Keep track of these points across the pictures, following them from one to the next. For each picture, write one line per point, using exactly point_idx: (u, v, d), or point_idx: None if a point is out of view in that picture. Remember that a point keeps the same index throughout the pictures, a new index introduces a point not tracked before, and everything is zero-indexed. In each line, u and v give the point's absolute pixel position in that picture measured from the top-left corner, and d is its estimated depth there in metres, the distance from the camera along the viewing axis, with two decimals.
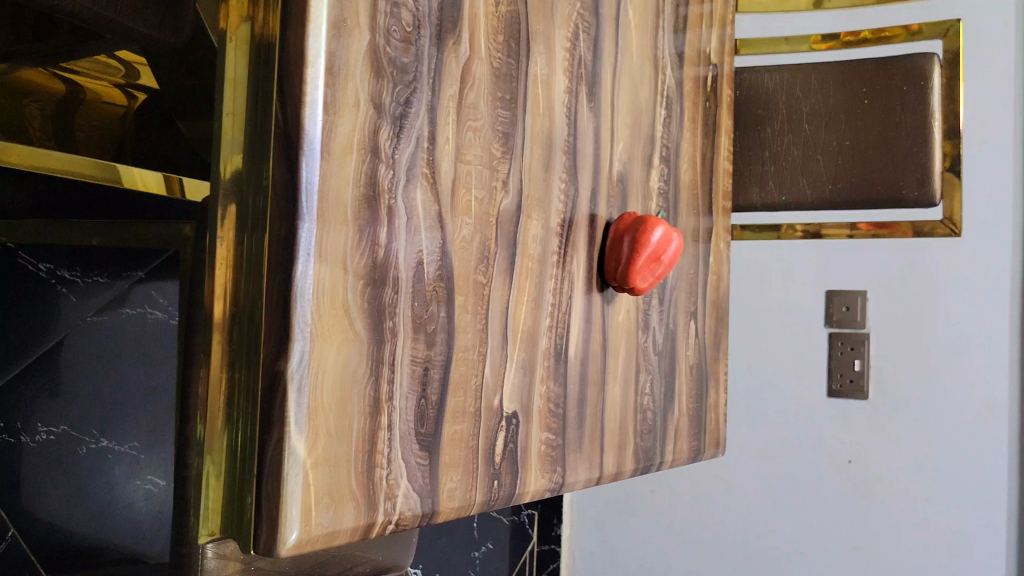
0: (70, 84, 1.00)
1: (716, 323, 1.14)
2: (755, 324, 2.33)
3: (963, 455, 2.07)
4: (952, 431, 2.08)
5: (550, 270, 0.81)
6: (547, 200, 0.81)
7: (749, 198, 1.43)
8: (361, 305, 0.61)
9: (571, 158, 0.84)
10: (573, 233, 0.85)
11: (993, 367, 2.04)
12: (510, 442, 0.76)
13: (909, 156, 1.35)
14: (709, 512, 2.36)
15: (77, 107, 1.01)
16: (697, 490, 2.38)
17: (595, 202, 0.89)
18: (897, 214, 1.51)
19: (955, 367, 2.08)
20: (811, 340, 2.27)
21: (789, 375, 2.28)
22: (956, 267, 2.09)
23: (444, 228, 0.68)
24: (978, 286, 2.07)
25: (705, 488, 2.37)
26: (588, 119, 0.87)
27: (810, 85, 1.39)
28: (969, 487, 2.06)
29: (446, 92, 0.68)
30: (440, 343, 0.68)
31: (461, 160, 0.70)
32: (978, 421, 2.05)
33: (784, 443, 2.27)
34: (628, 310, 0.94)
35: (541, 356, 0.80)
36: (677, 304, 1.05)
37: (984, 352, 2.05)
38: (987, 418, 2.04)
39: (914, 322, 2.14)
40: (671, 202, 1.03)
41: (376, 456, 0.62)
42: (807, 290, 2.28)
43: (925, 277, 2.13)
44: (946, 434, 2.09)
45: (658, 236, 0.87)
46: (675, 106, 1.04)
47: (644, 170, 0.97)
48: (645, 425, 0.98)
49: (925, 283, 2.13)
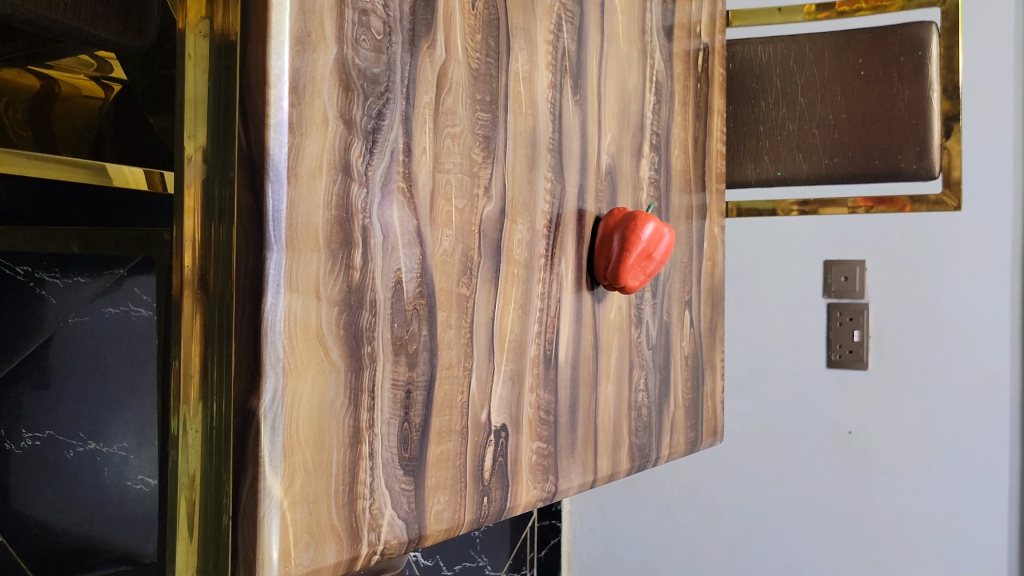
0: (45, 80, 0.88)
1: (711, 311, 1.12)
2: (752, 294, 2.30)
3: (964, 425, 2.05)
4: (953, 401, 2.06)
5: (537, 274, 0.79)
6: (532, 201, 0.78)
7: (744, 174, 1.40)
8: (336, 332, 0.58)
9: (556, 155, 0.81)
10: (560, 234, 0.82)
11: (994, 336, 2.01)
12: (499, 456, 0.74)
13: (907, 129, 1.31)
14: (709, 484, 2.36)
15: (53, 104, 0.88)
16: (696, 463, 2.38)
17: (583, 199, 0.86)
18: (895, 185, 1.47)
19: (955, 336, 2.06)
20: (809, 309, 2.24)
21: (788, 347, 2.26)
22: (955, 236, 2.06)
23: (423, 243, 0.66)
24: (980, 254, 2.03)
25: (704, 461, 2.37)
26: (574, 112, 0.84)
27: (804, 57, 1.36)
28: (970, 455, 2.04)
29: (422, 99, 0.65)
30: (422, 363, 0.65)
31: (439, 169, 0.67)
32: (978, 391, 2.03)
33: (783, 412, 2.26)
34: (621, 306, 0.92)
35: (530, 364, 0.78)
36: (671, 295, 1.02)
37: (985, 321, 2.02)
38: (987, 387, 2.02)
39: (914, 291, 2.11)
40: (663, 190, 1.00)
41: (358, 486, 0.60)
42: (805, 259, 2.25)
43: (927, 245, 2.09)
44: (947, 403, 2.07)
45: (649, 231, 0.85)
46: (664, 90, 1.01)
47: (633, 160, 0.94)
48: (640, 422, 0.96)
49: (924, 253, 2.10)
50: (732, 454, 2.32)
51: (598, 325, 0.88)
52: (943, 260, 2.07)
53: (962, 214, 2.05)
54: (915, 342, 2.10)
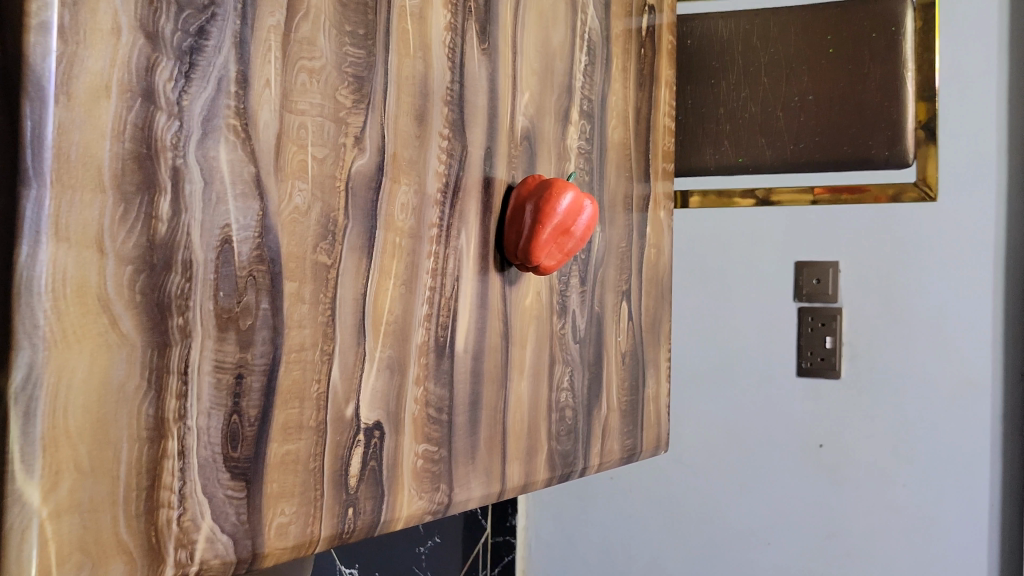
0: None
1: (655, 303, 1.00)
2: (713, 293, 1.92)
3: (942, 440, 1.72)
4: (935, 412, 1.73)
5: (427, 246, 0.67)
6: (422, 160, 0.66)
7: (703, 160, 1.28)
8: (129, 297, 0.46)
9: (455, 109, 0.70)
10: (460, 202, 0.70)
11: (979, 337, 1.69)
12: (371, 460, 0.62)
13: (880, 111, 1.23)
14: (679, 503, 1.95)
15: None
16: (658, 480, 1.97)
17: (492, 164, 0.74)
18: (856, 176, 1.39)
19: (949, 338, 1.71)
20: (778, 311, 1.87)
21: (749, 353, 1.89)
22: (947, 221, 1.71)
23: (264, 196, 0.54)
24: (966, 244, 1.70)
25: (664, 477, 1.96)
26: (481, 63, 0.73)
27: (769, 33, 1.25)
28: (958, 473, 1.71)
29: (265, 22, 0.53)
30: (260, 343, 0.54)
31: (289, 108, 0.55)
32: (956, 402, 1.71)
33: (748, 424, 1.88)
34: (539, 291, 0.80)
35: (416, 352, 0.66)
36: (605, 283, 0.90)
37: (974, 321, 1.69)
38: (966, 396, 1.70)
39: (888, 288, 1.77)
40: (596, 164, 0.89)
41: (160, 493, 0.48)
42: (771, 257, 1.88)
43: (907, 237, 1.75)
44: (928, 415, 1.73)
45: (567, 202, 0.74)
46: (599, 51, 0.89)
47: (557, 126, 0.83)
48: (563, 425, 0.84)
49: (905, 244, 1.75)
50: (689, 462, 1.94)
51: (510, 312, 0.76)
52: (924, 250, 1.73)
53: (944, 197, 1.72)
54: (890, 348, 1.76)
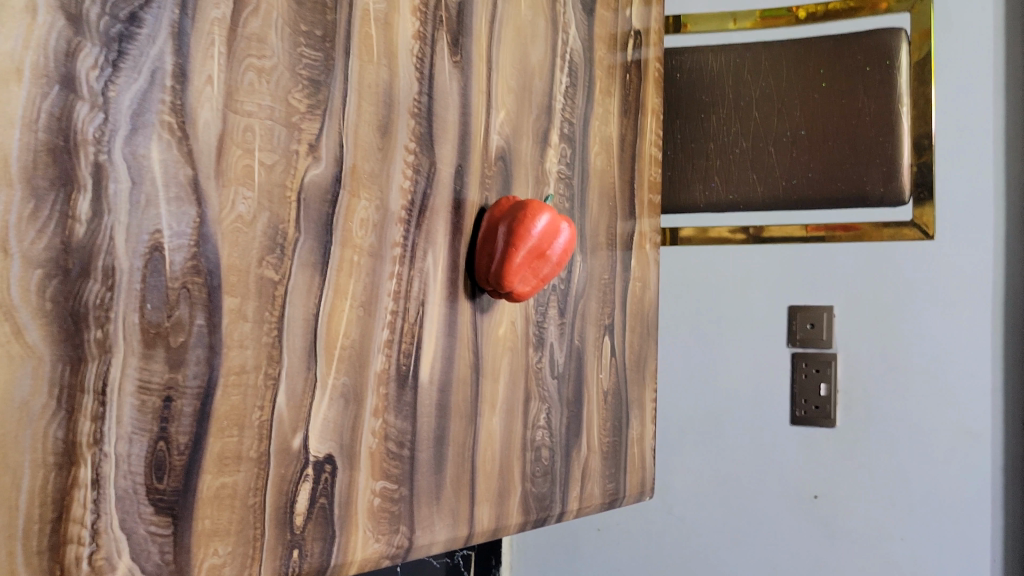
0: None
1: (639, 340, 0.95)
2: (698, 329, 1.71)
3: (939, 492, 1.51)
4: (929, 459, 1.52)
5: (389, 266, 0.62)
6: (385, 173, 0.62)
7: (691, 196, 1.24)
8: (38, 304, 0.41)
9: (423, 122, 0.65)
10: (426, 222, 0.66)
11: (980, 379, 1.48)
12: (321, 497, 0.56)
13: (873, 147, 1.18)
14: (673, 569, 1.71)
15: None
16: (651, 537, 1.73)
17: (464, 183, 0.70)
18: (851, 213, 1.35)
19: (947, 378, 1.50)
20: (771, 353, 1.65)
21: (736, 398, 1.67)
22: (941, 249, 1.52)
23: (203, 202, 0.49)
24: (963, 276, 1.50)
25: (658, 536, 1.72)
26: (452, 76, 0.68)
27: (760, 66, 1.22)
28: (959, 529, 1.50)
29: (208, 14, 0.49)
30: (194, 363, 0.48)
31: (233, 108, 0.51)
32: (953, 453, 1.50)
33: (741, 480, 1.66)
34: (514, 321, 0.75)
35: (375, 381, 0.61)
36: (586, 317, 0.86)
37: (973, 360, 1.49)
38: (965, 446, 1.49)
39: (882, 326, 1.56)
40: (576, 190, 0.84)
41: (68, 526, 0.43)
42: (761, 296, 1.67)
43: (903, 271, 1.55)
44: (922, 461, 1.52)
45: (543, 224, 0.69)
46: (581, 74, 0.86)
47: (535, 148, 0.78)
48: (538, 466, 0.78)
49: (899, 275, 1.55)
50: (676, 509, 1.71)
51: (482, 342, 0.71)
52: (918, 284, 1.53)
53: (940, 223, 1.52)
54: (886, 393, 1.55)
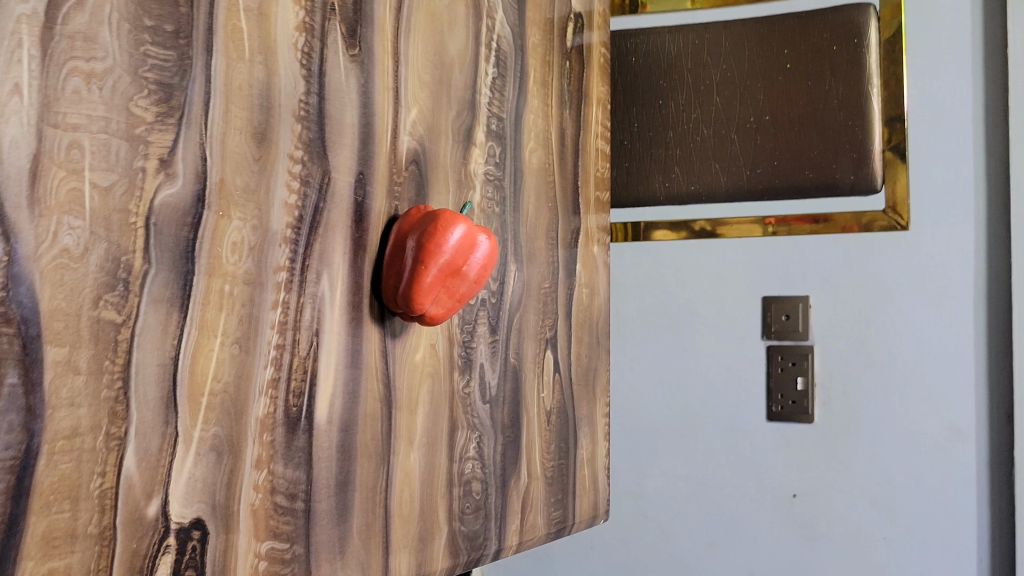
0: None
1: (588, 352, 0.88)
2: (666, 320, 1.51)
3: (923, 495, 1.34)
4: (915, 459, 1.35)
5: (272, 294, 0.54)
6: (264, 188, 0.53)
7: None
8: None
9: (311, 126, 0.57)
10: (320, 239, 0.57)
11: (966, 370, 1.32)
12: (187, 569, 0.48)
13: (844, 131, 1.28)
14: None
15: None
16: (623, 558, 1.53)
17: (368, 193, 0.61)
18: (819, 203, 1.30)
19: (934, 367, 1.33)
20: (743, 345, 1.45)
21: (710, 397, 1.47)
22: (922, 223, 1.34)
23: (13, 237, 0.41)
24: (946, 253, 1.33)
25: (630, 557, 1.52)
26: (349, 73, 0.60)
27: None
28: (948, 536, 1.33)
29: (13, 9, 0.41)
30: (5, 431, 0.40)
31: (52, 121, 0.43)
32: (941, 452, 1.33)
33: (714, 490, 1.47)
34: (435, 344, 0.67)
35: (258, 428, 0.53)
36: (524, 333, 0.78)
37: (958, 351, 1.32)
38: (953, 444, 1.33)
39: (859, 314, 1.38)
40: (508, 192, 0.76)
41: None
42: (735, 284, 1.46)
43: (883, 255, 1.36)
44: (907, 462, 1.35)
45: (458, 237, 0.61)
46: (511, 63, 0.77)
47: (456, 148, 0.70)
48: (468, 502, 0.70)
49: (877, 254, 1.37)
50: (650, 513, 1.51)
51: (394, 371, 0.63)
52: (897, 267, 1.35)
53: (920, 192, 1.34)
54: (867, 390, 1.37)
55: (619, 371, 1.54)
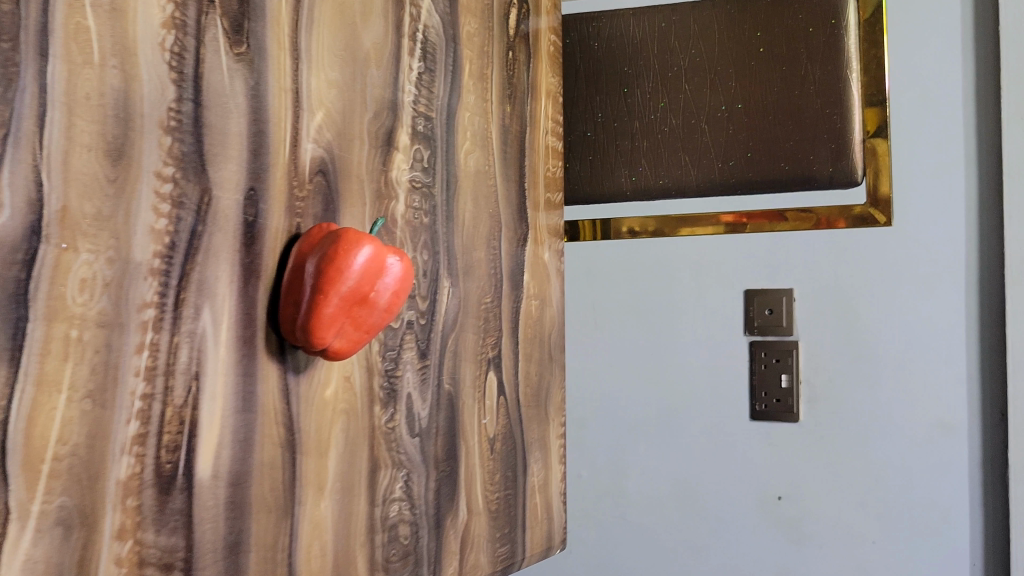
0: None
1: (538, 369, 0.80)
2: (634, 294, 1.24)
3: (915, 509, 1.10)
4: (911, 470, 1.10)
5: (136, 336, 0.47)
6: (122, 214, 0.46)
7: (618, 182, 1.23)
8: None
9: (184, 137, 0.49)
10: (198, 267, 0.50)
11: (958, 351, 1.08)
12: None
13: (821, 120, 1.14)
14: None
15: None
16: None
17: (262, 211, 0.54)
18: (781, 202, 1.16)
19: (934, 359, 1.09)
20: (726, 319, 1.19)
21: (687, 386, 1.21)
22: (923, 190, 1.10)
23: None
24: (949, 224, 1.09)
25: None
26: (235, 75, 0.52)
27: (688, 32, 1.19)
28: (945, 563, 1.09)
29: None
30: None
31: None
32: (940, 462, 1.09)
33: (679, 511, 1.21)
34: (351, 377, 0.60)
35: (120, 494, 0.45)
36: (461, 355, 0.70)
37: (952, 329, 1.08)
38: (955, 453, 1.08)
39: (848, 298, 1.13)
40: (439, 201, 0.69)
41: None
42: (707, 255, 1.19)
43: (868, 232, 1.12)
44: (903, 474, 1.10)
45: (362, 262, 0.53)
46: (441, 55, 0.69)
47: (373, 154, 0.62)
48: (395, 549, 0.63)
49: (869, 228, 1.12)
50: (631, 517, 1.24)
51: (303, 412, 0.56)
52: (893, 244, 1.11)
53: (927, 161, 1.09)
54: (853, 383, 1.13)
55: (582, 359, 1.27)
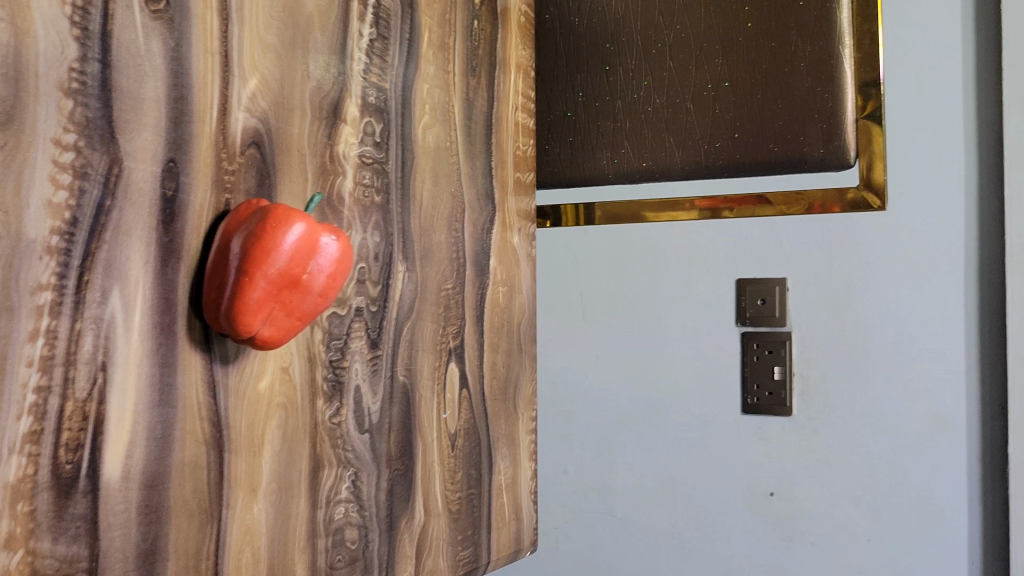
0: None
1: (506, 361, 0.76)
2: (621, 284, 1.18)
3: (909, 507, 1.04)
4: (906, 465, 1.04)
5: (29, 322, 0.41)
6: (12, 184, 0.41)
7: (600, 166, 1.18)
8: None
9: (87, 101, 0.44)
10: (106, 246, 0.45)
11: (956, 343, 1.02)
12: None
13: (811, 99, 1.07)
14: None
15: None
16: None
17: (183, 184, 0.49)
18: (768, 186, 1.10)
19: (933, 350, 1.03)
20: (717, 307, 1.13)
21: (675, 380, 1.15)
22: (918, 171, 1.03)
23: None
24: (948, 208, 1.02)
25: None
26: (151, 33, 0.47)
27: (672, 7, 1.12)
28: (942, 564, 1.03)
29: None
30: None
31: None
32: (936, 458, 1.03)
33: (668, 507, 1.16)
34: (290, 368, 0.55)
35: (8, 499, 0.40)
36: (418, 345, 0.65)
37: (951, 319, 1.02)
38: (951, 447, 1.02)
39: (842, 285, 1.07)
40: (393, 178, 0.64)
41: None
42: (696, 242, 1.14)
43: (862, 217, 1.06)
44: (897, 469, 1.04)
45: (294, 241, 0.48)
46: (396, 22, 0.64)
47: (317, 126, 0.57)
48: (341, 554, 0.58)
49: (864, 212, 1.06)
50: (619, 512, 1.18)
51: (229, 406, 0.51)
52: (888, 228, 1.05)
53: (925, 140, 1.03)
54: (845, 377, 1.07)
55: (568, 351, 1.22)
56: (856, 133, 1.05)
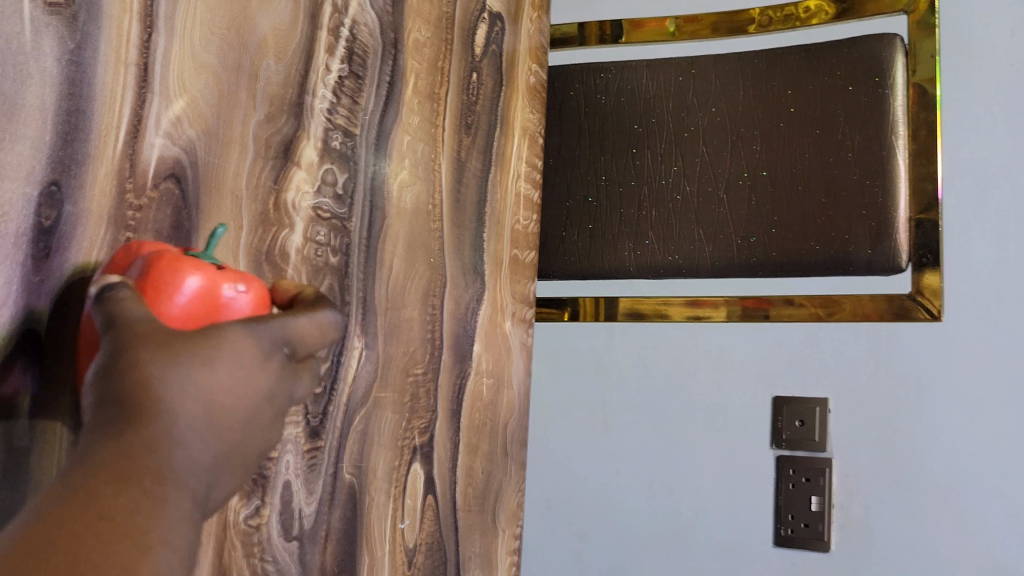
0: None
1: (484, 466, 0.66)
2: (645, 391, 1.05)
3: None
4: None
5: None
6: None
7: (620, 255, 1.05)
8: None
9: None
10: None
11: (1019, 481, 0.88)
12: None
13: (859, 193, 0.96)
14: None
15: None
16: None
17: (67, 214, 0.39)
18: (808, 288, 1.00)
19: (991, 485, 0.89)
20: (751, 424, 1.00)
21: (698, 501, 1.00)
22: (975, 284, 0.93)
23: None
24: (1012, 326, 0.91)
25: None
26: (42, 30, 0.37)
27: (710, 87, 1.03)
28: None
29: None
30: None
31: None
32: None
33: None
34: None
35: None
36: (372, 439, 0.55)
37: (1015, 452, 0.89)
38: None
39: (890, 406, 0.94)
40: (356, 236, 0.55)
41: None
42: (728, 349, 1.02)
43: (913, 330, 0.94)
44: None
45: (197, 285, 0.35)
46: (373, 61, 0.56)
47: (264, 168, 0.49)
48: None
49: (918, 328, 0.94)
50: None
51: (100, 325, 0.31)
52: (939, 346, 0.93)
53: (984, 251, 0.93)
54: (892, 513, 0.93)
55: (585, 465, 1.06)
56: (910, 233, 0.94)
